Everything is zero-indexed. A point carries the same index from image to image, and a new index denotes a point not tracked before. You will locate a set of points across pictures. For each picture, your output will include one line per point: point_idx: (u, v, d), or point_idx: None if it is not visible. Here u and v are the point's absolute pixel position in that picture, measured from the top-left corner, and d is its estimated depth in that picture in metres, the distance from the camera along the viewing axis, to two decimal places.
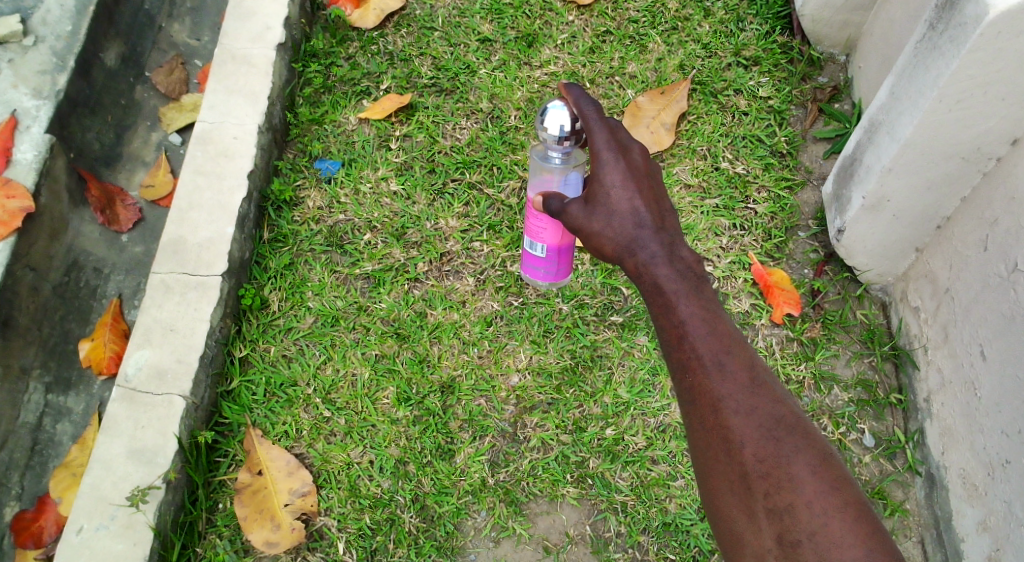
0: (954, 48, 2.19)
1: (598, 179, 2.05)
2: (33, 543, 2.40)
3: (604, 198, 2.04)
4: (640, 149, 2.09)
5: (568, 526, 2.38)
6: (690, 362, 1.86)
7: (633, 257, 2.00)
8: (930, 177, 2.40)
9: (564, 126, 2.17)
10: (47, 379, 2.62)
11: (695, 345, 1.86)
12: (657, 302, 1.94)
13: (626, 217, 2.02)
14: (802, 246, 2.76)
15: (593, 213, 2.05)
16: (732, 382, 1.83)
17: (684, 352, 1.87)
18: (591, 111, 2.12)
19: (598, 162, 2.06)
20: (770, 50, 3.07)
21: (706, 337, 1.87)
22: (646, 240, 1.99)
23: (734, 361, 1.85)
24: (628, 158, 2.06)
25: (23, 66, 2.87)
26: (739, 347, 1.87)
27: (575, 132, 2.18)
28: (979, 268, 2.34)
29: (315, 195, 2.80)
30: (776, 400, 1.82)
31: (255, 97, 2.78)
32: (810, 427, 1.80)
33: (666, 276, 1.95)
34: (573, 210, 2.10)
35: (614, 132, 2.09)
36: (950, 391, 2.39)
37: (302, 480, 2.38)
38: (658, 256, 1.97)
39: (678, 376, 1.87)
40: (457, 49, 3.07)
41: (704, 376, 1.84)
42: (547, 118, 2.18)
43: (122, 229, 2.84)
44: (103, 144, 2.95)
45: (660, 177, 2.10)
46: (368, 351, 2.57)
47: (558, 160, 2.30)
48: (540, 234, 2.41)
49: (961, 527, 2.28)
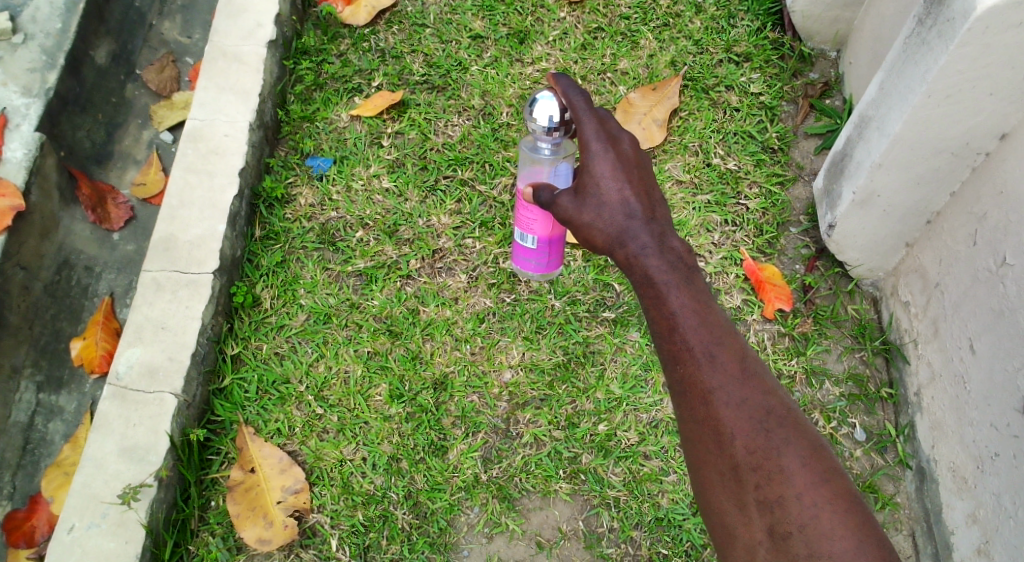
0: (943, 43, 2.21)
1: (588, 170, 2.06)
2: (25, 542, 2.39)
3: (594, 188, 2.04)
4: (630, 139, 2.09)
5: (561, 522, 2.39)
6: (681, 354, 1.86)
7: (624, 248, 2.00)
8: (920, 172, 2.41)
9: (553, 117, 2.18)
10: (38, 377, 2.62)
11: (685, 337, 1.86)
12: (648, 294, 1.93)
13: (616, 208, 2.02)
14: (793, 242, 2.77)
15: (583, 205, 2.06)
16: (723, 373, 1.83)
17: (675, 344, 1.87)
18: (580, 101, 2.11)
19: (587, 154, 2.06)
20: (761, 46, 3.08)
21: (697, 328, 1.86)
22: (637, 231, 1.99)
23: (725, 353, 1.85)
24: (618, 148, 2.06)
25: (13, 64, 2.86)
26: (730, 339, 1.87)
27: (564, 123, 2.20)
28: (968, 263, 2.35)
29: (307, 193, 2.80)
30: (766, 392, 1.82)
31: (246, 94, 2.78)
32: (800, 418, 1.81)
33: (656, 267, 1.94)
34: (563, 201, 2.10)
35: (603, 122, 2.09)
36: (939, 384, 2.41)
37: (294, 477, 2.38)
38: (648, 247, 1.97)
39: (669, 367, 1.88)
40: (449, 46, 3.07)
41: (695, 368, 1.84)
42: (535, 109, 2.19)
43: (113, 228, 2.83)
44: (94, 142, 2.94)
45: (650, 168, 2.09)
46: (361, 348, 2.57)
47: (547, 151, 2.32)
48: (530, 225, 2.42)
49: (951, 521, 2.29)
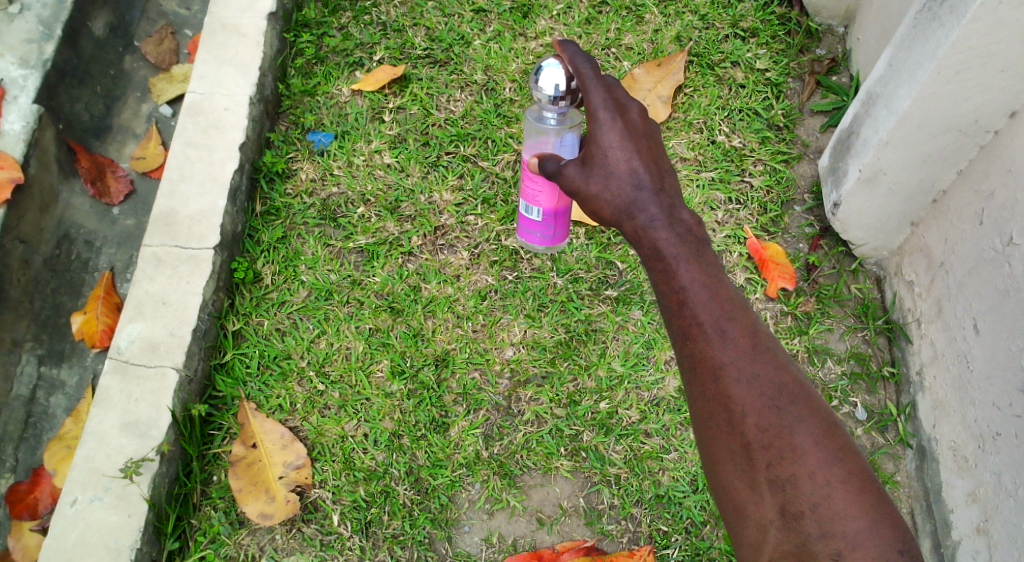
0: (954, 18, 2.19)
1: (596, 140, 2.03)
2: (28, 515, 2.40)
3: (602, 159, 2.02)
4: (638, 109, 2.06)
5: (562, 498, 2.40)
6: (691, 329, 1.84)
7: (632, 219, 1.98)
8: (927, 150, 2.39)
9: (559, 85, 2.17)
10: (39, 351, 2.61)
11: (696, 312, 1.84)
12: (658, 267, 1.91)
13: (624, 178, 2.00)
14: (797, 220, 2.75)
15: (590, 175, 2.04)
16: (734, 349, 1.81)
17: (685, 319, 1.85)
18: (587, 70, 2.09)
19: (596, 123, 2.03)
20: (768, 21, 3.05)
21: (707, 303, 1.84)
22: (645, 203, 1.97)
23: (735, 328, 1.83)
24: (626, 118, 2.04)
25: (9, 34, 2.81)
26: (741, 313, 1.85)
27: (570, 92, 2.18)
28: (974, 242, 2.33)
29: (308, 167, 2.78)
30: (778, 368, 1.81)
31: (246, 67, 2.75)
32: (813, 394, 1.80)
33: (666, 240, 1.92)
34: (569, 171, 2.09)
35: (612, 90, 2.07)
36: (942, 363, 2.40)
37: (296, 453, 2.38)
38: (657, 218, 1.95)
39: (679, 343, 1.85)
40: (452, 20, 3.03)
41: (705, 344, 1.82)
42: (541, 78, 2.18)
43: (113, 202, 2.82)
44: (92, 115, 2.91)
45: (660, 137, 2.07)
46: (362, 325, 2.56)
47: (553, 121, 2.30)
48: (535, 197, 2.41)
49: (951, 499, 2.29)
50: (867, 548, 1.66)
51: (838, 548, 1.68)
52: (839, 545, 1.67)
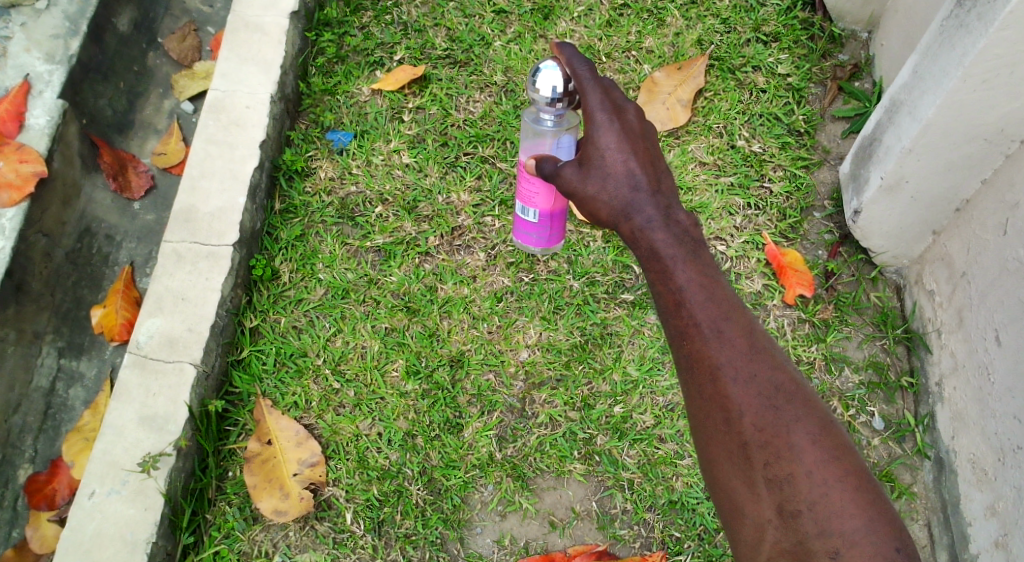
0: (982, 26, 2.17)
1: (593, 142, 2.02)
2: (45, 505, 2.42)
3: (599, 160, 2.01)
4: (635, 110, 2.04)
5: (575, 501, 2.39)
6: (688, 330, 1.82)
7: (629, 221, 1.96)
8: (952, 158, 2.37)
9: (557, 87, 2.16)
10: (59, 344, 2.63)
11: (693, 313, 1.83)
12: (654, 268, 1.89)
13: (621, 179, 1.98)
14: (816, 226, 2.73)
15: (587, 176, 2.02)
16: (730, 349, 1.79)
17: (682, 319, 1.84)
18: (584, 72, 2.08)
19: (592, 125, 2.02)
20: (791, 26, 3.03)
21: (705, 303, 1.83)
22: (642, 204, 1.96)
23: (732, 328, 1.81)
24: (622, 119, 2.02)
25: (36, 30, 2.85)
26: (738, 313, 1.83)
27: (567, 94, 2.17)
28: (997, 252, 2.30)
29: (327, 166, 2.79)
30: (775, 368, 1.79)
31: (268, 65, 2.76)
32: (810, 394, 1.78)
33: (663, 241, 1.90)
34: (567, 172, 2.07)
35: (608, 92, 2.06)
36: (962, 374, 2.37)
37: (310, 451, 2.39)
38: (654, 219, 1.93)
39: (677, 344, 1.84)
40: (472, 21, 3.04)
41: (702, 344, 1.81)
42: (539, 79, 2.16)
43: (134, 197, 2.85)
44: (115, 111, 2.94)
45: (656, 139, 2.05)
46: (378, 324, 2.57)
47: (550, 122, 2.29)
48: (532, 198, 2.40)
49: (969, 512, 2.26)
50: (865, 546, 1.64)
51: (835, 546, 1.65)
52: (837, 544, 1.65)
